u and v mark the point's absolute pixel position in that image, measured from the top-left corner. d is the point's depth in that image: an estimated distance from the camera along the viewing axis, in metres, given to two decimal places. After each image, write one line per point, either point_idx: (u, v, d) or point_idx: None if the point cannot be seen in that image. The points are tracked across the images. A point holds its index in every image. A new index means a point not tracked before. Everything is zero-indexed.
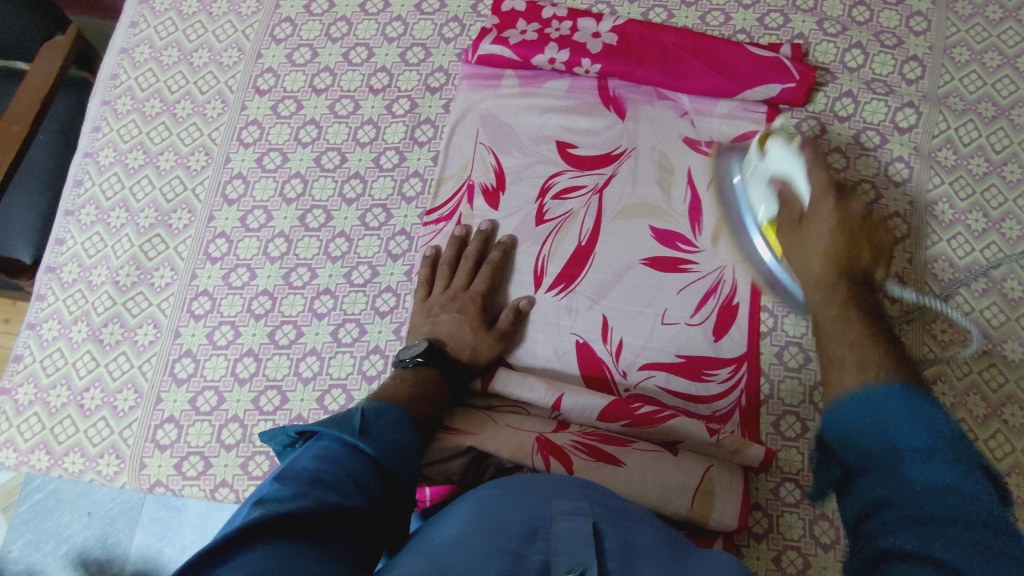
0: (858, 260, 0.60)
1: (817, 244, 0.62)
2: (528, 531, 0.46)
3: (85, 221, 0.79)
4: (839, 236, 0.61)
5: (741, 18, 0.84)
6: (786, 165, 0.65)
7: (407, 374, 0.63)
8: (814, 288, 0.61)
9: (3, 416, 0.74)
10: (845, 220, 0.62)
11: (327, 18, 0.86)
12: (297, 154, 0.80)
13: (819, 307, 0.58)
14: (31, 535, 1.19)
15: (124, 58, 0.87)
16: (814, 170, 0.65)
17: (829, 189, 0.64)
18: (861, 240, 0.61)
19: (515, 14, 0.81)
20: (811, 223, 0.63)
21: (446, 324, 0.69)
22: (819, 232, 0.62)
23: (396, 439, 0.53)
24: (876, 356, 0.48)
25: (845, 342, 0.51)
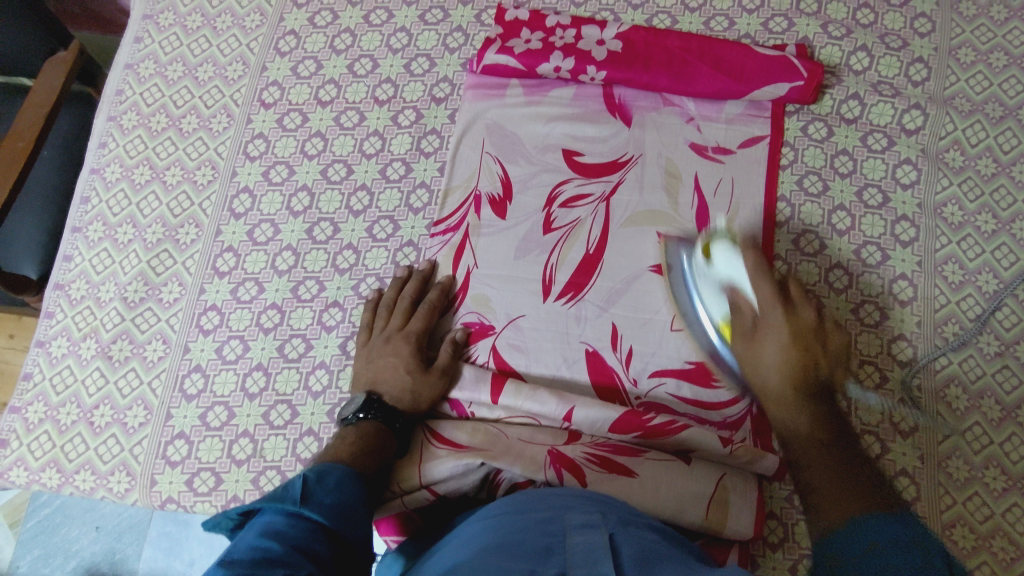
0: (821, 372, 0.62)
1: (776, 363, 0.62)
2: (542, 549, 0.45)
3: (93, 237, 0.79)
4: (795, 351, 0.62)
5: (745, 23, 0.83)
6: (730, 270, 0.67)
7: (349, 431, 0.63)
8: (784, 411, 0.61)
9: (13, 435, 0.73)
10: (798, 333, 0.63)
11: (331, 30, 0.86)
12: (303, 166, 0.80)
13: (796, 429, 0.59)
14: (39, 550, 1.19)
15: (129, 74, 0.86)
16: (758, 279, 0.65)
17: (769, 300, 0.65)
18: (814, 346, 0.63)
19: (519, 24, 0.81)
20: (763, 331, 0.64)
21: (386, 370, 0.67)
22: (774, 347, 0.63)
23: (342, 497, 0.53)
24: (858, 487, 0.51)
25: (830, 458, 0.54)
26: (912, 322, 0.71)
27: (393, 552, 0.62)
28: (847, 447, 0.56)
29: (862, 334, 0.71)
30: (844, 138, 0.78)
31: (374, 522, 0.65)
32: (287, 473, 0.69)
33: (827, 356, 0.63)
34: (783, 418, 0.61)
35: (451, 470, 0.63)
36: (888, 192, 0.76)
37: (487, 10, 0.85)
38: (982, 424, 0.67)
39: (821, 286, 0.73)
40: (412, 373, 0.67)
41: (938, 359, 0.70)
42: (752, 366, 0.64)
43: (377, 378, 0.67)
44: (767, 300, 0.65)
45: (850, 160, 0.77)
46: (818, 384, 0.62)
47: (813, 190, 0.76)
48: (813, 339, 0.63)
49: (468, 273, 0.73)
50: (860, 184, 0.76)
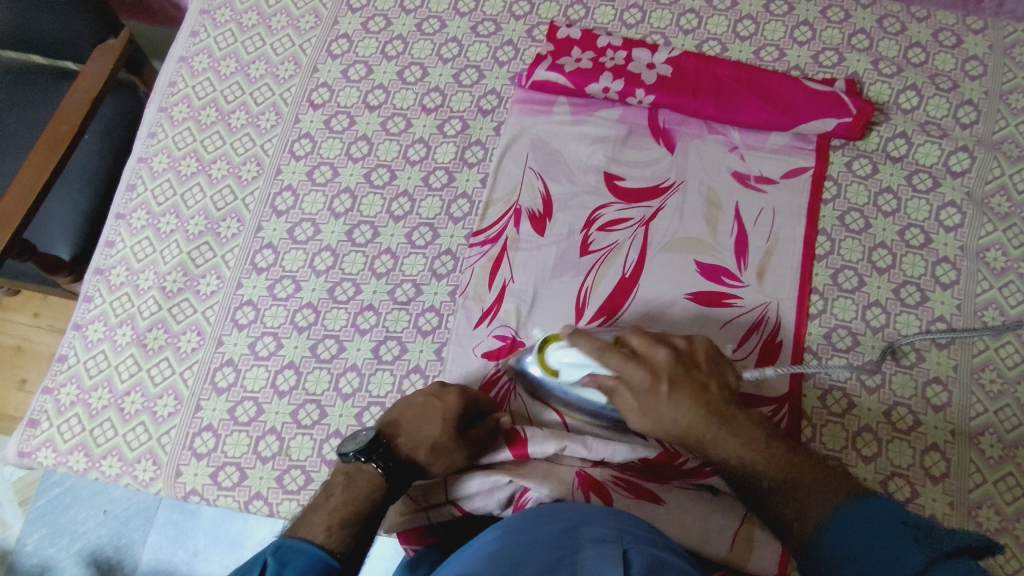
0: (714, 391, 0.60)
1: (680, 420, 0.59)
2: (553, 562, 0.46)
3: (136, 225, 0.80)
4: (689, 396, 0.59)
5: (795, 55, 0.83)
6: (584, 365, 0.61)
7: (336, 486, 0.60)
8: (715, 449, 0.59)
9: (44, 416, 0.74)
10: (681, 377, 0.59)
11: (384, 36, 0.87)
12: (347, 169, 0.80)
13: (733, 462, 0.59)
14: (47, 529, 1.19)
15: (183, 67, 0.88)
16: (608, 359, 0.59)
17: (644, 383, 0.58)
18: (691, 369, 0.60)
19: (570, 43, 0.82)
20: (652, 398, 0.59)
21: (413, 420, 0.64)
22: (673, 409, 0.58)
23: None
24: (805, 487, 0.57)
25: (773, 481, 0.58)
26: (949, 366, 0.70)
27: (409, 558, 0.63)
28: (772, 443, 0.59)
29: (897, 375, 0.70)
30: (889, 176, 0.77)
31: (397, 529, 0.65)
32: (312, 473, 0.69)
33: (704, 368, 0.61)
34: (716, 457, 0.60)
35: (477, 486, 0.63)
36: (931, 233, 0.75)
37: (539, 26, 0.86)
38: (1016, 474, 0.66)
39: (857, 323, 0.72)
40: (444, 427, 0.63)
41: (973, 404, 0.69)
42: (663, 430, 0.60)
43: (399, 421, 0.64)
44: (627, 366, 0.59)
45: (893, 198, 0.77)
46: (723, 411, 0.59)
47: (854, 226, 0.76)
48: (689, 373, 0.60)
49: (504, 286, 0.73)
50: (903, 224, 0.76)
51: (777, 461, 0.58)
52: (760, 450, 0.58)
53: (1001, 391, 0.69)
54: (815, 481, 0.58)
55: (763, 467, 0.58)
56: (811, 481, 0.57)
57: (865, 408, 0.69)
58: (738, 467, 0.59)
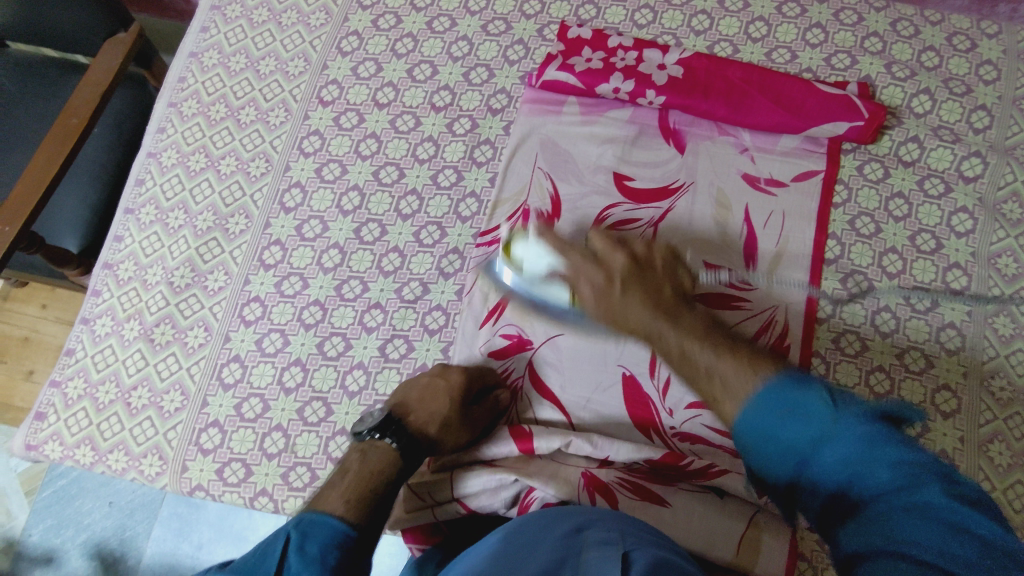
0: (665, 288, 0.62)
1: (629, 313, 0.61)
2: (555, 563, 0.46)
3: (145, 219, 0.80)
4: (633, 284, 0.62)
5: (808, 57, 0.82)
6: (543, 258, 0.66)
7: (352, 464, 0.61)
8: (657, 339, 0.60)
9: (51, 409, 0.74)
10: (627, 271, 0.63)
11: (394, 34, 0.87)
12: (356, 166, 0.80)
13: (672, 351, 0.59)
14: (52, 520, 1.19)
15: (192, 62, 0.88)
16: (567, 256, 0.65)
17: (598, 282, 0.62)
18: (644, 269, 0.63)
19: (581, 42, 0.82)
20: (600, 289, 0.63)
21: (422, 401, 0.65)
22: (617, 295, 0.62)
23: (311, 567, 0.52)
24: (734, 364, 0.54)
25: (703, 364, 0.55)
26: (958, 373, 0.70)
27: (417, 558, 0.63)
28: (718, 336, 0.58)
29: (906, 381, 0.70)
30: (901, 181, 0.77)
31: (401, 528, 0.66)
32: (317, 470, 0.69)
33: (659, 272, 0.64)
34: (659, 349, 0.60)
35: (483, 485, 0.64)
36: (942, 238, 0.75)
37: (550, 25, 0.86)
38: None
39: (867, 328, 0.72)
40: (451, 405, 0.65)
41: (982, 412, 0.68)
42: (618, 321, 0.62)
43: (408, 401, 0.66)
44: (580, 263, 0.64)
45: (905, 203, 0.76)
46: (669, 304, 0.61)
47: (864, 231, 0.75)
48: (644, 274, 0.63)
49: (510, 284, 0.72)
50: (913, 229, 0.75)
51: (708, 344, 0.56)
52: (696, 336, 0.57)
53: (1010, 398, 0.69)
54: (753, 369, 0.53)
55: (698, 348, 0.57)
56: (737, 361, 0.54)
57: None
58: (676, 352, 0.58)
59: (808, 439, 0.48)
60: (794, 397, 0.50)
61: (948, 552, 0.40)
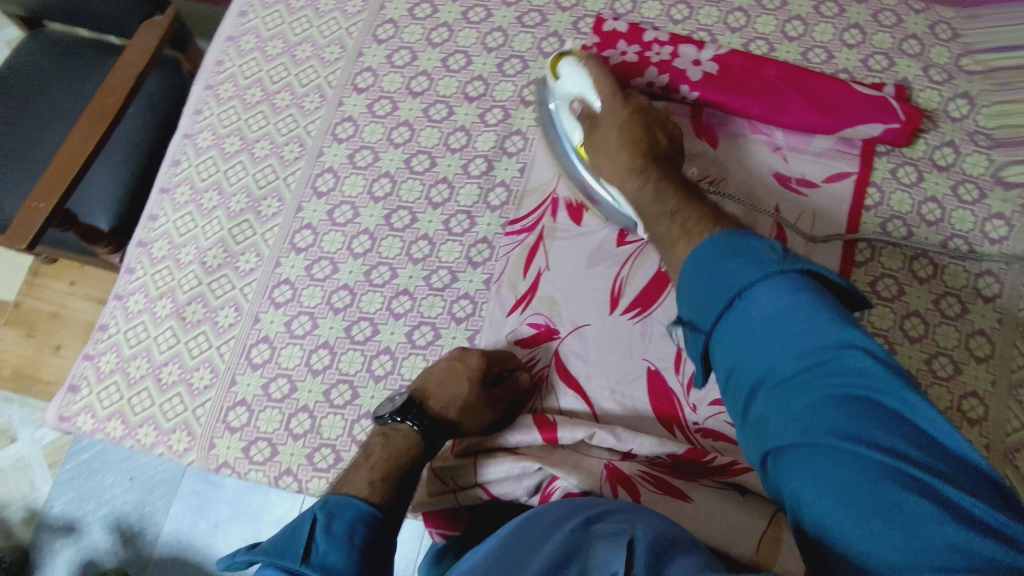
0: (661, 148, 0.67)
1: (617, 147, 0.68)
2: (567, 550, 0.47)
3: (179, 199, 0.82)
4: (637, 126, 0.68)
5: (844, 58, 0.82)
6: (579, 84, 0.72)
7: (375, 449, 0.63)
8: (630, 178, 0.66)
9: (84, 382, 0.76)
10: (637, 116, 0.68)
11: (429, 23, 0.87)
12: (388, 153, 0.81)
13: (636, 191, 0.66)
14: (74, 493, 1.22)
15: (230, 45, 0.89)
16: (599, 85, 0.71)
17: (617, 107, 0.69)
18: (656, 127, 0.68)
19: (616, 35, 0.81)
20: (608, 126, 0.69)
21: (440, 385, 0.66)
22: (616, 135, 0.68)
23: (345, 547, 0.53)
24: (694, 219, 0.60)
25: (666, 210, 0.62)
26: (986, 381, 0.69)
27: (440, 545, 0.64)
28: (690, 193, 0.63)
29: (932, 387, 0.69)
30: (934, 185, 0.76)
31: (424, 513, 0.67)
32: (342, 452, 0.70)
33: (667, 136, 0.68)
34: (629, 186, 0.67)
35: (506, 472, 0.64)
36: (974, 244, 0.74)
37: (585, 18, 0.86)
38: None
39: (895, 331, 0.71)
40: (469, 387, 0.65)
41: (1009, 420, 0.68)
42: (603, 153, 0.69)
43: (428, 385, 0.67)
44: (608, 98, 0.70)
45: (938, 208, 0.75)
46: (663, 155, 0.67)
47: (896, 234, 0.75)
48: (651, 125, 0.68)
49: (538, 274, 0.73)
50: (946, 234, 0.75)
51: (681, 196, 0.62)
52: (669, 183, 0.64)
53: None
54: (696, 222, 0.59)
55: (668, 195, 0.63)
56: (691, 215, 0.60)
57: None
58: (649, 194, 0.64)
59: (742, 285, 0.52)
60: (742, 257, 0.53)
61: (884, 447, 0.43)
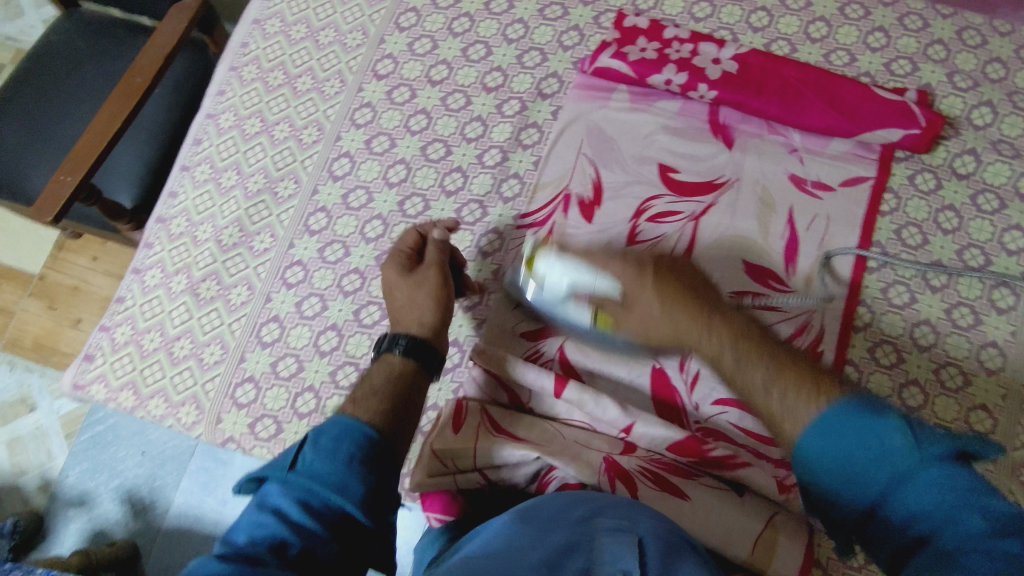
0: (701, 293, 0.60)
1: (657, 320, 0.59)
2: (568, 544, 0.47)
3: (199, 177, 0.83)
4: (668, 283, 0.59)
5: (867, 61, 0.81)
6: (563, 277, 0.65)
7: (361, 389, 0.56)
8: (696, 346, 0.57)
9: (99, 351, 0.78)
10: (659, 276, 0.60)
11: (452, 13, 0.88)
12: (405, 141, 0.82)
13: (718, 355, 0.55)
14: (88, 463, 1.25)
15: (255, 29, 0.90)
16: (593, 263, 0.64)
17: (632, 277, 0.61)
18: (678, 275, 0.61)
19: (637, 31, 0.82)
20: (634, 302, 0.61)
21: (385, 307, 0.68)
22: (653, 308, 0.59)
23: (334, 458, 0.48)
24: (791, 380, 0.51)
25: (754, 379, 0.52)
26: (997, 394, 0.68)
27: (437, 528, 0.63)
28: (765, 339, 0.55)
29: (940, 397, 0.68)
30: (953, 193, 0.75)
31: (421, 495, 0.65)
32: None
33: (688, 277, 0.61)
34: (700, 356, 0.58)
35: (506, 460, 0.65)
36: (991, 255, 0.73)
37: (606, 13, 0.86)
38: None
39: (904, 340, 0.71)
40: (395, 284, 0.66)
41: (1019, 435, 0.67)
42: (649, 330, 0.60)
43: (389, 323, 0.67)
44: (598, 260, 0.63)
45: (955, 216, 0.74)
46: (705, 300, 0.59)
47: (910, 242, 0.74)
48: (674, 274, 0.61)
49: None
50: (962, 243, 0.73)
51: (756, 350, 0.54)
52: (744, 338, 0.55)
53: None
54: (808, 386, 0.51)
55: (742, 337, 0.55)
56: (786, 376, 0.52)
57: None
58: (718, 354, 0.55)
59: (886, 480, 0.46)
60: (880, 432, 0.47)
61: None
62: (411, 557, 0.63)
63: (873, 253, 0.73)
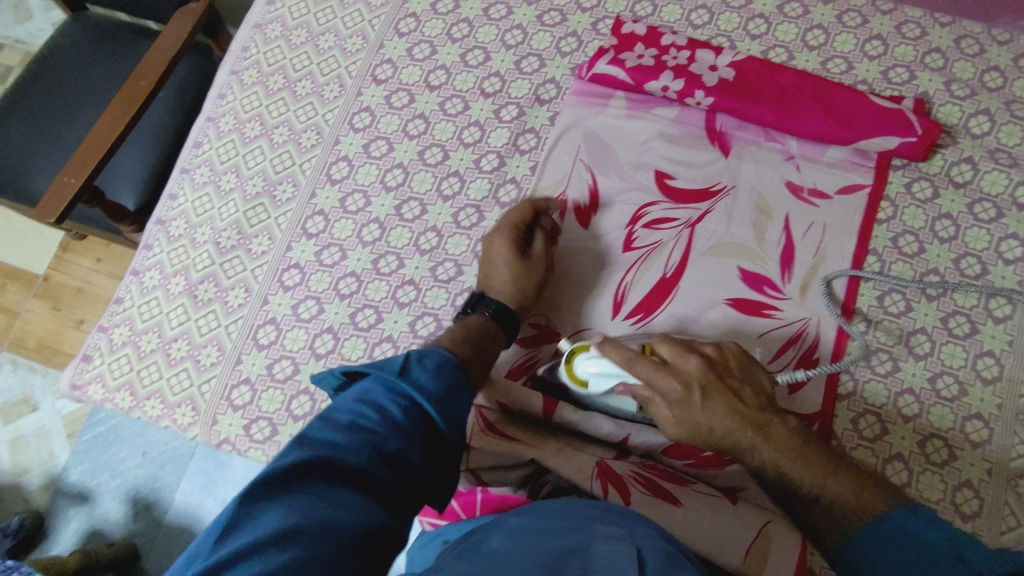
0: (750, 394, 0.58)
1: (716, 429, 0.57)
2: (567, 549, 0.47)
3: (199, 180, 0.84)
4: (721, 400, 0.57)
5: (864, 69, 0.81)
6: (613, 376, 0.62)
7: (457, 324, 0.64)
8: (748, 458, 0.57)
9: (98, 352, 0.79)
10: (711, 386, 0.58)
11: (451, 18, 0.88)
12: (402, 145, 0.82)
13: (772, 465, 0.56)
14: (88, 463, 1.25)
15: (256, 33, 0.91)
16: (635, 370, 0.59)
17: (678, 395, 0.58)
18: (727, 381, 0.59)
19: (634, 38, 0.82)
20: (689, 410, 0.58)
21: (487, 271, 0.71)
22: (714, 418, 0.57)
23: (438, 380, 0.53)
24: (844, 501, 0.54)
25: (811, 501, 0.55)
26: (993, 403, 0.68)
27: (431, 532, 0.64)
28: (810, 447, 0.57)
29: (936, 406, 0.68)
30: (950, 202, 0.75)
31: None
32: None
33: (737, 380, 0.59)
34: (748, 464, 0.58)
35: (500, 460, 0.66)
36: (988, 264, 0.73)
37: (605, 20, 0.86)
38: None
39: (900, 348, 0.70)
40: (508, 266, 0.69)
41: (1015, 445, 0.66)
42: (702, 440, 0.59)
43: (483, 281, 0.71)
44: (644, 365, 0.59)
45: (952, 224, 0.74)
46: (759, 413, 0.57)
47: (907, 250, 0.74)
48: (720, 378, 0.59)
49: None
50: (959, 252, 0.73)
51: (816, 473, 0.55)
52: (793, 451, 0.56)
53: None
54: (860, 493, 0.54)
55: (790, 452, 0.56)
56: (841, 486, 0.55)
57: (898, 436, 0.68)
58: (776, 476, 0.56)
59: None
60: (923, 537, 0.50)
61: None
62: (403, 555, 0.65)
63: (866, 274, 0.72)
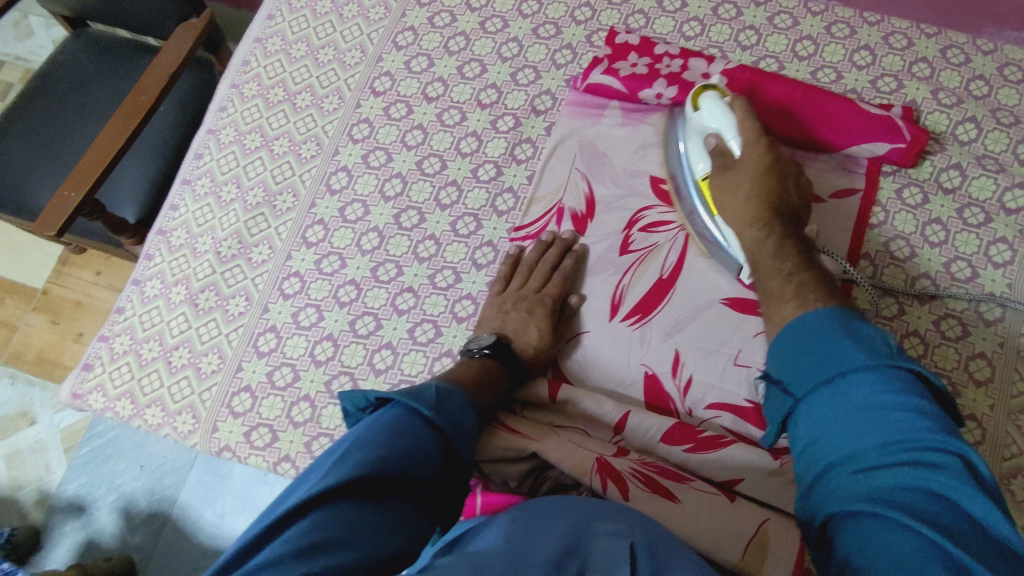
0: (792, 204, 0.68)
1: (749, 192, 0.68)
2: (569, 544, 0.48)
3: (200, 191, 0.85)
4: (770, 180, 0.67)
5: (853, 78, 0.83)
6: (718, 120, 0.71)
7: (474, 363, 0.68)
8: (745, 226, 0.67)
9: (99, 361, 0.79)
10: (776, 173, 0.67)
11: (447, 32, 0.90)
12: (401, 155, 0.84)
13: (758, 241, 0.66)
14: (86, 477, 1.25)
15: (257, 47, 0.93)
16: (744, 121, 0.70)
17: (758, 152, 0.68)
18: (789, 181, 0.68)
19: (628, 48, 0.84)
20: (745, 171, 0.68)
21: (514, 320, 0.72)
22: (750, 182, 0.67)
23: (459, 422, 0.56)
24: (809, 286, 0.61)
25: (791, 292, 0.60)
26: (986, 404, 0.69)
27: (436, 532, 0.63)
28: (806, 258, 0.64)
29: None
30: (939, 207, 0.76)
31: None
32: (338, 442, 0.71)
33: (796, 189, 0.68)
34: (741, 234, 0.68)
35: (501, 454, 0.66)
36: (978, 267, 0.74)
37: (599, 32, 0.88)
38: None
39: None
40: (540, 335, 0.71)
41: (1007, 446, 0.67)
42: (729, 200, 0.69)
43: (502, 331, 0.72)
44: (751, 141, 0.69)
45: (942, 229, 0.75)
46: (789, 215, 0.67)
47: (898, 254, 0.75)
48: (788, 176, 0.68)
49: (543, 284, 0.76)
50: (949, 256, 0.74)
51: (794, 262, 0.63)
52: (790, 249, 0.64)
53: None
54: (811, 293, 0.60)
55: (788, 255, 0.64)
56: (806, 286, 0.61)
57: None
58: (765, 250, 0.65)
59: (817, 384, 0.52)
60: (853, 343, 0.52)
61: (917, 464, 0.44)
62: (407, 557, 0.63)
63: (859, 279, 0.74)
